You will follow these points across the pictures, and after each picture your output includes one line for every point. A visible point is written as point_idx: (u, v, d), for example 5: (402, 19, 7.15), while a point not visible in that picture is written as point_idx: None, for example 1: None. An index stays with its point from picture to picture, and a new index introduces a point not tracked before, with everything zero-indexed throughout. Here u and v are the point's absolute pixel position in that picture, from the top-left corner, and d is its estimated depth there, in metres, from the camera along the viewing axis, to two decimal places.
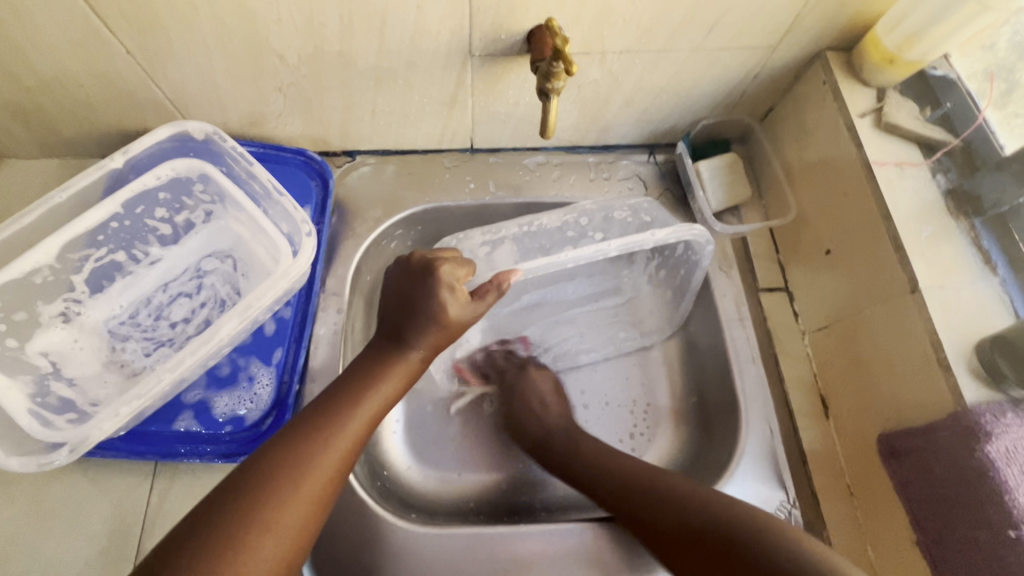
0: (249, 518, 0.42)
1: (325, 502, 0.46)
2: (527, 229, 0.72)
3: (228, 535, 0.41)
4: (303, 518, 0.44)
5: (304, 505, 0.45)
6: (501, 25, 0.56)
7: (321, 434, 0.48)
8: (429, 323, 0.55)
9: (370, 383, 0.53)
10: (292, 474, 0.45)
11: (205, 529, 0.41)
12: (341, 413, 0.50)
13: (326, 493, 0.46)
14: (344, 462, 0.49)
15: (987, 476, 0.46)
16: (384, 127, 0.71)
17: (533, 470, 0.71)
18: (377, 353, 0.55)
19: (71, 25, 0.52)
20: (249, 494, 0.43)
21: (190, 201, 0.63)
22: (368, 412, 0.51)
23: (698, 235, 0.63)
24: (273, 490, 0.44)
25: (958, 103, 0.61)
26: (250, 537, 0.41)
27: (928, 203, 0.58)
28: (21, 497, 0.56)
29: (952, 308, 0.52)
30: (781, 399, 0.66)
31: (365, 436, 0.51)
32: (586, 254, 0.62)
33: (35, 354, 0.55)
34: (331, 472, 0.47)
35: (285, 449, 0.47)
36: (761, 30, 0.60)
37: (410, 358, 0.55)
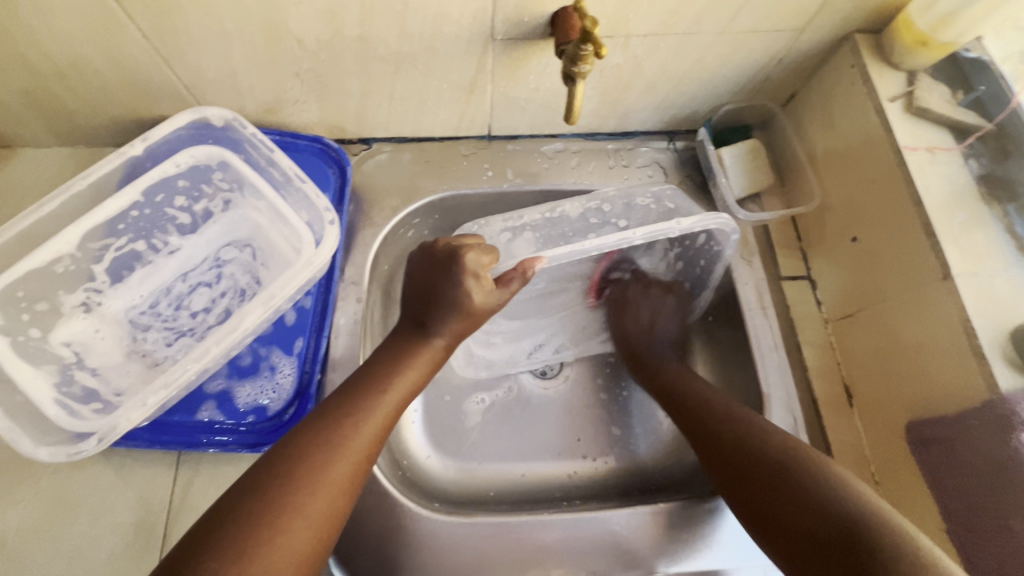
0: (280, 503, 0.42)
1: (353, 489, 0.46)
2: (549, 216, 0.71)
3: (259, 518, 0.41)
4: (329, 505, 0.44)
5: (334, 490, 0.44)
6: (526, 6, 0.55)
7: (348, 420, 0.48)
8: (453, 312, 0.54)
9: (394, 369, 0.52)
10: (320, 460, 0.45)
11: (235, 513, 0.41)
12: (367, 399, 0.50)
13: (354, 479, 0.46)
14: (372, 448, 0.48)
15: (1022, 463, 0.46)
16: (401, 113, 0.70)
17: (650, 433, 0.73)
18: (402, 341, 0.55)
19: (88, 10, 0.51)
20: (278, 478, 0.43)
21: (209, 189, 0.62)
22: (395, 398, 0.51)
23: (724, 225, 0.62)
24: (302, 475, 0.44)
25: (991, 86, 0.60)
26: (281, 520, 0.41)
27: (960, 188, 0.56)
28: (46, 487, 0.56)
29: (986, 295, 0.52)
30: (804, 388, 0.65)
31: (390, 423, 0.51)
32: (611, 243, 0.61)
33: (58, 344, 0.55)
34: (359, 458, 0.47)
35: (313, 434, 0.46)
36: (789, 12, 0.58)
37: (434, 346, 0.55)
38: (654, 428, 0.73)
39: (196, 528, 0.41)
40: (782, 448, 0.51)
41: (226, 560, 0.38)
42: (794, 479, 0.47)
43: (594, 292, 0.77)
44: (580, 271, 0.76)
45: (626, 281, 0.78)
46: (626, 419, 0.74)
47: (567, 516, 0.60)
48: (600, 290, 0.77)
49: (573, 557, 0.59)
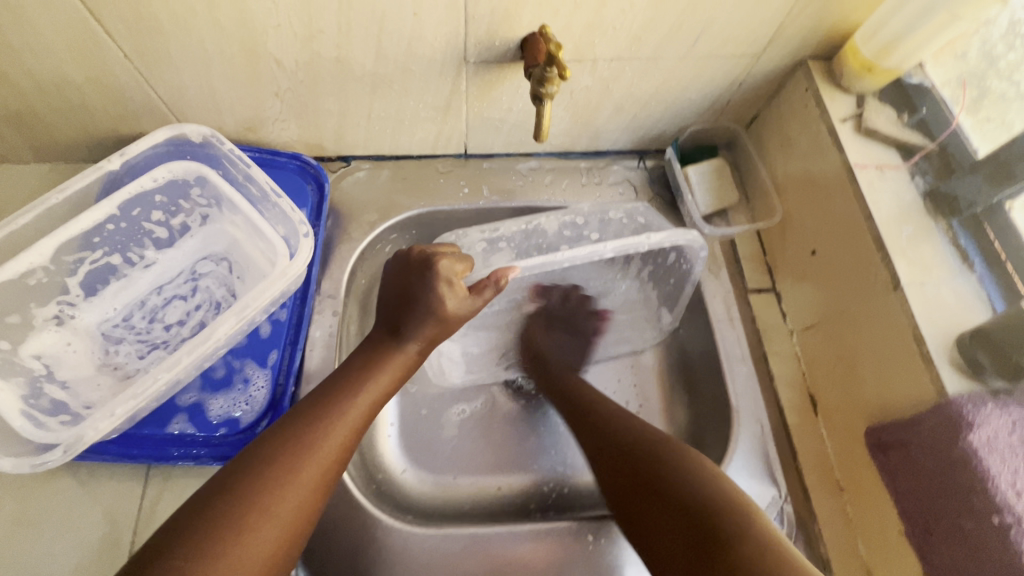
0: (247, 505, 0.42)
1: (323, 490, 0.47)
2: (527, 228, 0.72)
3: (227, 519, 0.41)
4: (297, 506, 0.44)
5: (303, 491, 0.45)
6: (496, 32, 0.58)
7: (319, 422, 0.48)
8: (427, 318, 0.56)
9: (367, 374, 0.53)
10: (289, 461, 0.45)
11: (202, 513, 0.41)
12: (339, 402, 0.50)
13: (324, 480, 0.47)
14: (344, 452, 0.49)
15: (971, 464, 0.47)
16: (378, 132, 0.72)
17: (565, 454, 0.73)
18: (378, 344, 0.56)
19: (70, 29, 0.53)
20: (248, 479, 0.43)
21: (187, 204, 0.63)
22: (365, 402, 0.51)
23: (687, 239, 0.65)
24: (270, 475, 0.44)
25: (933, 109, 0.63)
26: (249, 520, 0.42)
27: (907, 204, 0.60)
28: (8, 503, 0.55)
29: (932, 304, 0.54)
30: (770, 397, 0.67)
31: (361, 426, 0.51)
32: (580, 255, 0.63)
33: (28, 356, 0.55)
34: (329, 461, 0.47)
35: (283, 436, 0.47)
36: (745, 39, 0.62)
37: (407, 352, 0.56)
38: (571, 458, 0.73)
39: (164, 528, 0.41)
40: (641, 450, 0.54)
41: (192, 558, 0.38)
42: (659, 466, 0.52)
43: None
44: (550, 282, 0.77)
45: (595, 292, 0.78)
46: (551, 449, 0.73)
47: (535, 525, 0.61)
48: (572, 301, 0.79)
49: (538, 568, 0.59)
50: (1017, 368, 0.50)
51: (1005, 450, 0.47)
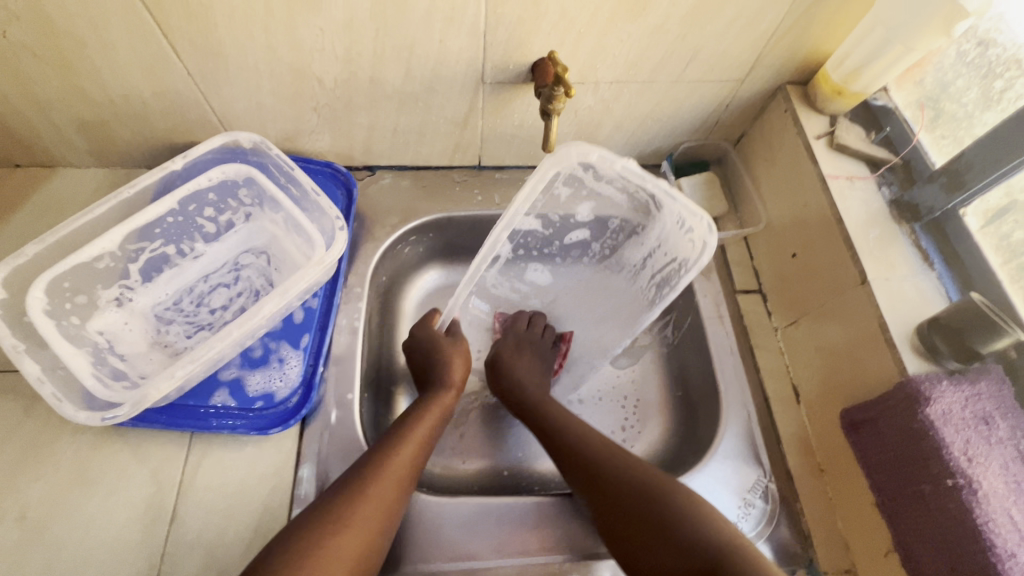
0: (333, 520, 0.52)
1: (393, 510, 0.56)
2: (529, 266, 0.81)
3: (317, 532, 0.51)
4: (379, 514, 0.54)
5: (376, 510, 0.54)
6: (511, 56, 0.67)
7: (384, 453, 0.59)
8: (450, 362, 0.71)
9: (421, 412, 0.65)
10: (363, 486, 0.55)
11: (297, 530, 0.51)
12: (401, 433, 0.61)
13: (393, 501, 0.56)
14: (408, 476, 0.58)
15: (929, 434, 0.53)
16: (402, 144, 0.80)
17: (530, 448, 0.78)
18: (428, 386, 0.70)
19: (147, 49, 0.61)
20: (333, 502, 0.54)
21: (234, 203, 0.71)
22: (418, 436, 0.62)
23: (599, 149, 0.63)
24: (348, 498, 0.54)
25: (896, 127, 0.71)
26: (334, 534, 0.51)
27: (875, 210, 0.67)
28: (65, 465, 0.62)
29: (897, 297, 0.61)
30: (756, 387, 0.73)
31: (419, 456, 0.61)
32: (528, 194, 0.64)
33: (94, 331, 0.62)
34: (399, 478, 0.57)
35: (357, 468, 0.57)
36: (730, 65, 0.71)
37: (447, 393, 0.69)
38: (531, 450, 0.78)
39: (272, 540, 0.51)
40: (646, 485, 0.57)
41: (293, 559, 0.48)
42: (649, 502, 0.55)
43: (639, 312, 0.76)
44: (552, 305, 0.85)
45: (646, 281, 0.75)
46: (504, 445, 0.78)
47: (540, 499, 0.66)
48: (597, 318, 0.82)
49: (528, 544, 0.63)
50: (971, 354, 0.56)
51: (958, 422, 0.53)
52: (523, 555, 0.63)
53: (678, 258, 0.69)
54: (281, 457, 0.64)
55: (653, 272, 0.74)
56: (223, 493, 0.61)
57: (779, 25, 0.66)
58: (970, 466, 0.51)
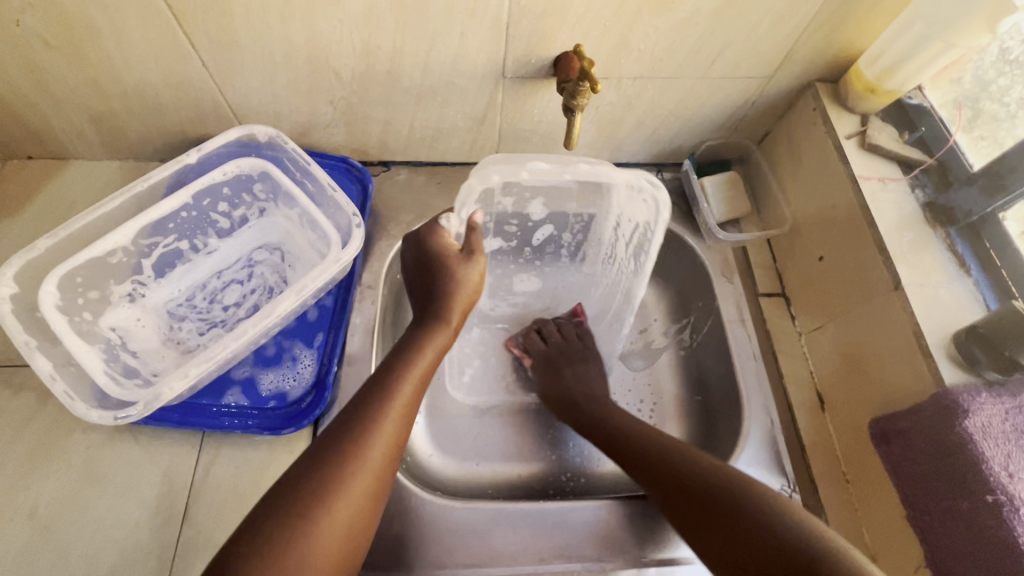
0: (300, 519, 0.46)
1: (367, 504, 0.50)
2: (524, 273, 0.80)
3: (284, 533, 0.45)
4: (354, 507, 0.49)
5: (347, 508, 0.48)
6: (533, 50, 0.65)
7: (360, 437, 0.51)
8: (453, 299, 0.62)
9: (403, 371, 0.56)
10: (334, 479, 0.48)
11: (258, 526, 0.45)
12: (382, 404, 0.53)
13: (365, 496, 0.50)
14: (384, 463, 0.52)
15: (967, 448, 0.51)
16: (419, 139, 0.78)
17: (586, 449, 0.77)
18: (418, 326, 0.61)
19: (161, 39, 0.60)
20: (300, 496, 0.47)
21: (248, 198, 0.69)
22: (397, 413, 0.54)
23: (497, 168, 0.62)
24: (318, 491, 0.47)
25: (930, 128, 0.69)
26: (302, 536, 0.45)
27: (908, 214, 0.65)
28: (76, 462, 0.61)
29: (931, 303, 0.59)
30: (779, 393, 0.71)
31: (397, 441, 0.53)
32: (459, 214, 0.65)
33: (106, 327, 0.61)
34: (379, 462, 0.51)
35: (328, 452, 0.50)
36: (758, 61, 0.68)
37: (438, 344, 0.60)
38: (587, 452, 0.77)
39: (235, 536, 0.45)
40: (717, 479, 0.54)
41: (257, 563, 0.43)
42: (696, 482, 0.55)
43: (630, 284, 0.74)
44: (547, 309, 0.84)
45: (622, 254, 0.72)
46: (555, 449, 0.77)
47: (558, 506, 0.64)
48: (606, 319, 0.81)
49: (546, 552, 0.62)
50: (1010, 364, 0.54)
51: (998, 436, 0.51)
52: (540, 563, 0.61)
53: (644, 222, 0.67)
54: (294, 458, 0.62)
55: (627, 242, 0.71)
56: (235, 494, 0.60)
57: (812, 21, 0.63)
58: (1011, 482, 0.49)
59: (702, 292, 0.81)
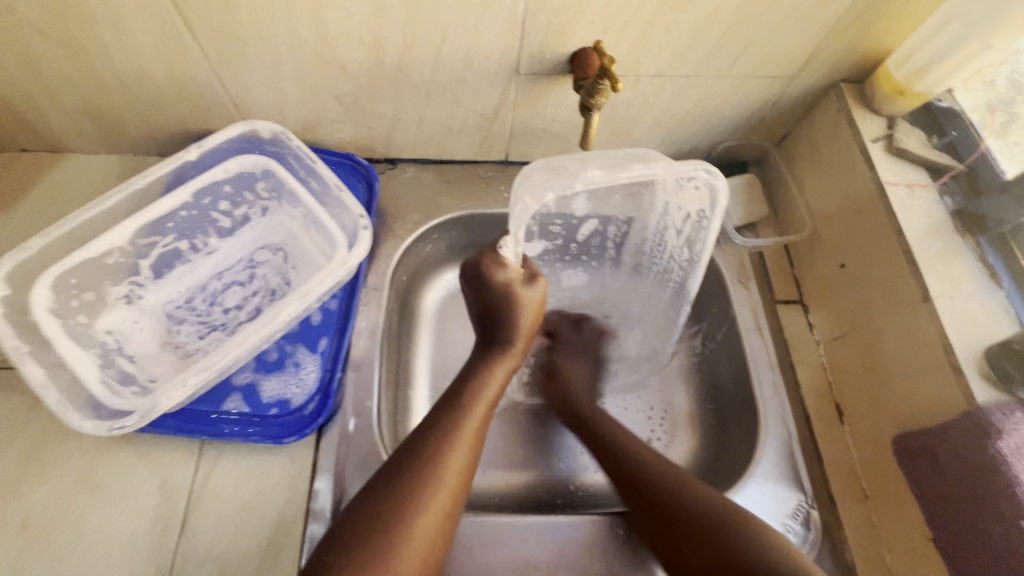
0: (392, 526, 0.46)
1: (454, 513, 0.50)
2: (573, 272, 0.75)
3: (377, 541, 0.45)
4: (441, 514, 0.49)
5: (437, 518, 0.48)
6: (549, 46, 0.62)
7: (443, 448, 0.52)
8: (517, 314, 0.63)
9: (472, 396, 0.57)
10: (423, 487, 0.49)
11: (353, 536, 0.45)
12: (460, 417, 0.55)
13: (454, 504, 0.50)
14: (466, 470, 0.53)
15: (1000, 470, 0.50)
16: (427, 136, 0.76)
17: None
18: (485, 355, 0.63)
19: (159, 29, 0.57)
20: (388, 503, 0.47)
21: (250, 196, 0.67)
22: (474, 422, 0.55)
23: (544, 186, 0.57)
24: (408, 501, 0.48)
25: (961, 132, 0.67)
26: (396, 543, 0.46)
27: (937, 221, 0.62)
28: (70, 470, 0.58)
29: (961, 316, 0.57)
30: (798, 404, 0.69)
31: (475, 450, 0.54)
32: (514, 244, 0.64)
33: (102, 331, 0.58)
34: (454, 485, 0.51)
35: (413, 463, 0.50)
36: (783, 60, 0.66)
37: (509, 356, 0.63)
38: None
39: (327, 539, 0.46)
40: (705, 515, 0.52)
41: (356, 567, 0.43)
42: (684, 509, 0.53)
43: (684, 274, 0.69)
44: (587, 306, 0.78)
45: (672, 242, 0.67)
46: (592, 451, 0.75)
47: (569, 518, 0.63)
48: (662, 322, 0.75)
49: (556, 567, 0.60)
50: None
51: None
52: None
53: (698, 209, 0.61)
54: (297, 468, 0.60)
55: (677, 230, 0.65)
56: (235, 505, 0.58)
57: (841, 19, 0.60)
58: None
59: (716, 297, 0.78)
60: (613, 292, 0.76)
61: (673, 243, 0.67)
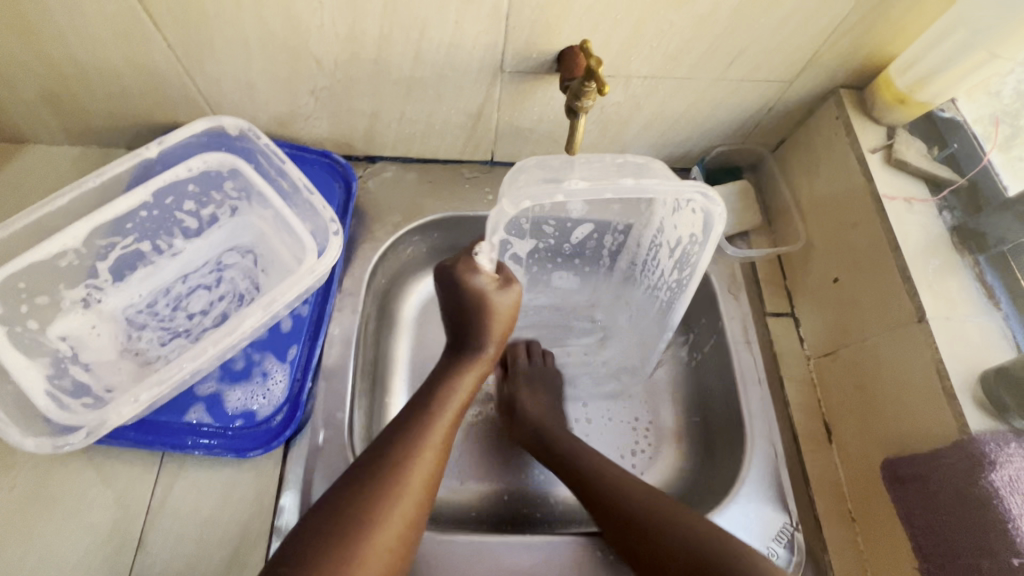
0: (346, 538, 0.44)
1: (414, 528, 0.48)
2: (566, 273, 0.71)
3: (326, 556, 0.43)
4: (399, 530, 0.47)
5: (394, 532, 0.46)
6: (535, 44, 0.58)
7: (405, 458, 0.50)
8: (490, 322, 0.60)
9: (441, 401, 0.56)
10: (382, 498, 0.47)
11: (301, 548, 0.43)
12: (425, 426, 0.53)
13: (415, 518, 0.48)
14: (431, 482, 0.51)
15: (991, 504, 0.48)
16: (409, 134, 0.72)
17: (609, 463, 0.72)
18: (455, 362, 0.60)
19: (117, 16, 0.53)
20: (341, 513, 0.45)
21: (218, 196, 0.64)
22: (441, 428, 0.54)
23: (529, 191, 0.52)
24: (364, 513, 0.46)
25: (963, 144, 0.64)
26: (347, 557, 0.43)
27: (935, 237, 0.60)
28: (23, 481, 0.56)
29: (958, 338, 0.55)
30: (786, 423, 0.67)
31: (440, 461, 0.53)
32: (491, 250, 0.60)
33: (55, 337, 0.55)
34: (415, 499, 0.49)
35: (372, 472, 0.48)
36: (780, 63, 0.63)
37: (481, 360, 0.61)
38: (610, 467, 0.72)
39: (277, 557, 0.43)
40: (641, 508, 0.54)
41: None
42: (663, 537, 0.51)
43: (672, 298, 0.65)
44: (579, 308, 0.75)
45: (666, 262, 0.63)
46: None
47: (547, 538, 0.60)
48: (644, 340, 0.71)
49: None
50: None
51: None
52: None
53: (692, 234, 0.59)
54: (262, 483, 0.58)
55: (670, 249, 0.62)
56: (197, 522, 0.55)
57: (843, 22, 0.57)
58: None
59: (705, 307, 0.75)
60: (610, 294, 0.73)
61: (670, 267, 0.63)
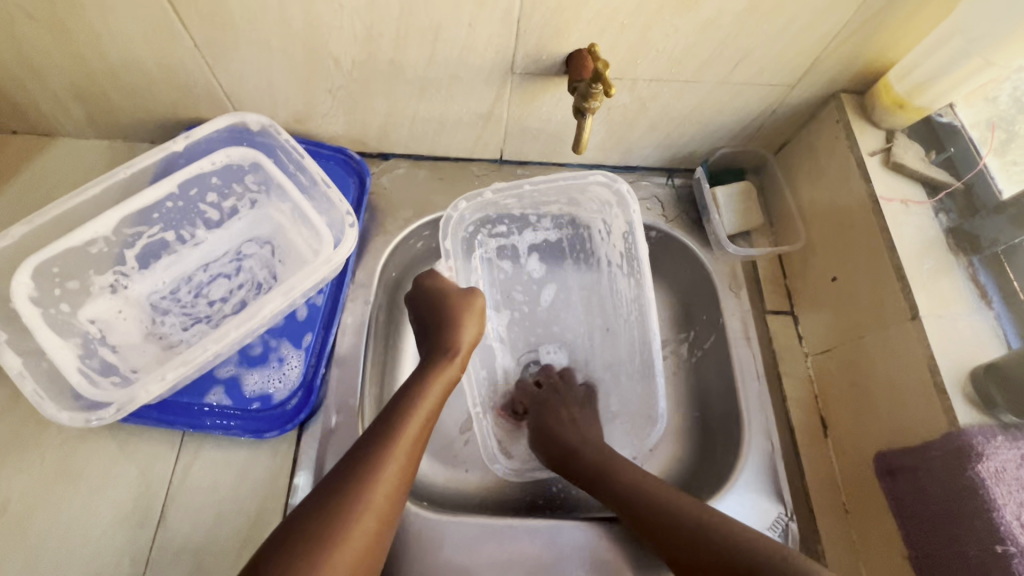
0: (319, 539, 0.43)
1: (382, 533, 0.47)
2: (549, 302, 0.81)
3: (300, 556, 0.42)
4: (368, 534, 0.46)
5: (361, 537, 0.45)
6: (545, 46, 0.61)
7: (375, 461, 0.49)
8: (455, 326, 0.62)
9: (408, 407, 0.54)
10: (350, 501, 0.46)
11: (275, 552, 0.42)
12: (392, 430, 0.52)
13: (382, 520, 0.47)
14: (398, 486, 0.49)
15: (978, 494, 0.50)
16: (421, 132, 0.75)
17: None
18: (424, 368, 0.60)
19: (149, 16, 0.56)
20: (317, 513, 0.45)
21: (238, 189, 0.67)
22: (411, 431, 0.52)
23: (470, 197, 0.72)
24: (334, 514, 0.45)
25: (960, 148, 0.66)
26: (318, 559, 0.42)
27: (931, 239, 0.62)
28: (51, 456, 0.59)
29: (949, 335, 0.56)
30: (782, 418, 0.68)
31: (409, 465, 0.51)
32: (448, 258, 0.72)
33: (85, 320, 0.59)
34: (381, 501, 0.47)
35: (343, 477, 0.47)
36: (782, 68, 0.65)
37: (450, 364, 0.60)
38: None
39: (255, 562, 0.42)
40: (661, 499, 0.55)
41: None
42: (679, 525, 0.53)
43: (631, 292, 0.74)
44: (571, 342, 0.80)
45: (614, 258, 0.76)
46: None
47: (548, 522, 0.62)
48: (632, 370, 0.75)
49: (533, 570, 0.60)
50: None
51: (1012, 482, 0.50)
52: None
53: (623, 230, 0.73)
54: (276, 464, 0.60)
55: (615, 245, 0.75)
56: (214, 499, 0.58)
57: (843, 29, 0.59)
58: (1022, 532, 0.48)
59: (706, 304, 0.77)
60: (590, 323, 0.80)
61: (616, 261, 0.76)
